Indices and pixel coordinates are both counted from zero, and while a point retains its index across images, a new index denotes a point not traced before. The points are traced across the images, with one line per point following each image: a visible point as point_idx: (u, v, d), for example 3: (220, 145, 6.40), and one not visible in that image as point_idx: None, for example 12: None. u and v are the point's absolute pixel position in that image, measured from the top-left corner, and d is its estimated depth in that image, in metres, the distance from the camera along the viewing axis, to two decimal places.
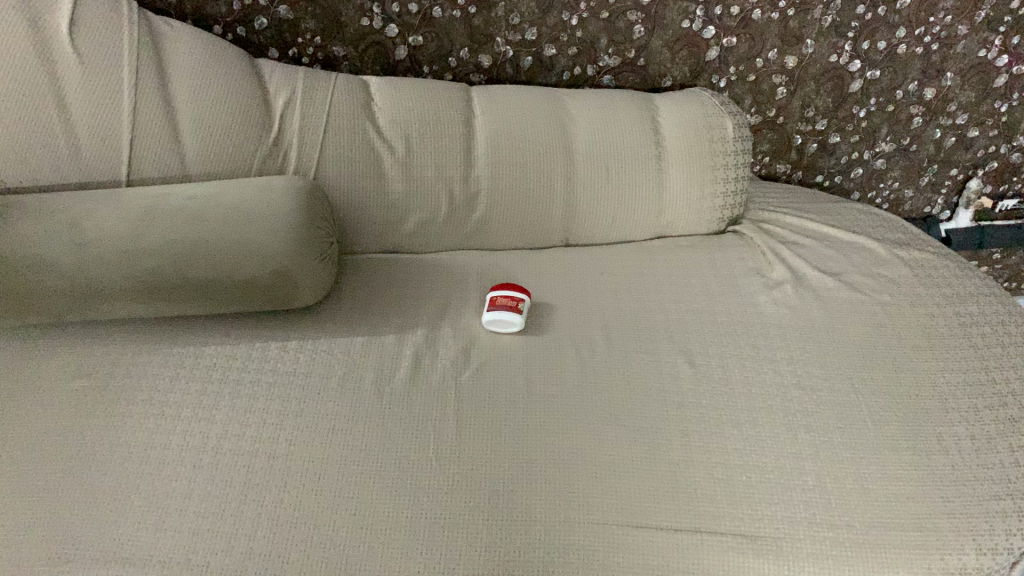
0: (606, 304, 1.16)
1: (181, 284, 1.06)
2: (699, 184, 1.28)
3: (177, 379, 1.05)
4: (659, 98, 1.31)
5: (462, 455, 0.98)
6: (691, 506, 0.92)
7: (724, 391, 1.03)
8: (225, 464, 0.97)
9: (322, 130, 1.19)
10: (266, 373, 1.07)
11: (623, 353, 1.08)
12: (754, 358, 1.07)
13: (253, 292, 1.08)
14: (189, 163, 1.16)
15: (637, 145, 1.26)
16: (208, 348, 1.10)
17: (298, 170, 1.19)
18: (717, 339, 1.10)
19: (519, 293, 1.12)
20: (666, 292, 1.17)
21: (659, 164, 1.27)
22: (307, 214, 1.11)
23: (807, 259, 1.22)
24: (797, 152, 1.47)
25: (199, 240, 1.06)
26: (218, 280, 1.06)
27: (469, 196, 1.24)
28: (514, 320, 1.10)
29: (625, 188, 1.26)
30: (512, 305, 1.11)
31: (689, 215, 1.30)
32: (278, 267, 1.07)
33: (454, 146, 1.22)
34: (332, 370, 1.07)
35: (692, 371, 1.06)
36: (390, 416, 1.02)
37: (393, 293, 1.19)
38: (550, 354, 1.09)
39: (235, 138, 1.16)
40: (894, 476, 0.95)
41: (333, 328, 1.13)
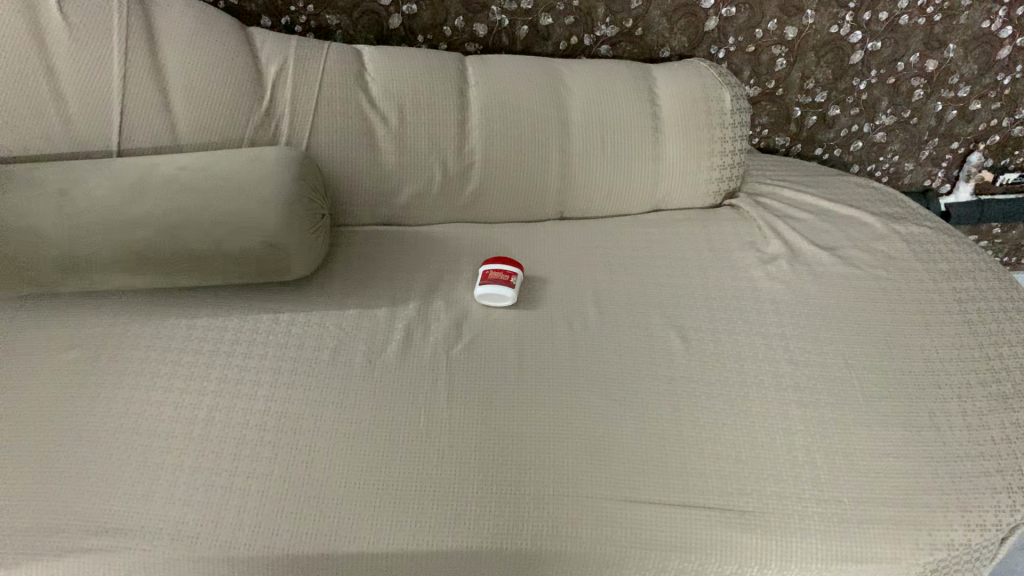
0: (600, 277, 1.15)
1: (173, 256, 1.05)
2: (696, 156, 1.27)
3: (168, 351, 1.05)
4: (656, 68, 1.30)
5: (452, 429, 0.98)
6: (680, 481, 0.93)
7: (716, 365, 1.03)
8: (215, 436, 0.97)
9: (314, 101, 1.18)
10: (257, 345, 1.07)
11: (616, 327, 1.08)
12: (748, 333, 1.07)
13: (244, 265, 1.07)
14: (180, 132, 1.15)
15: (633, 116, 1.24)
16: (200, 319, 1.09)
17: (291, 140, 1.18)
18: (711, 313, 1.09)
19: (511, 267, 1.12)
20: (659, 267, 1.16)
21: (655, 136, 1.25)
22: (298, 184, 1.10)
23: (804, 233, 1.21)
24: (796, 125, 1.45)
25: (190, 210, 1.05)
26: (209, 251, 1.05)
27: (463, 167, 1.23)
28: (507, 294, 1.09)
29: (621, 160, 1.25)
30: (505, 280, 1.10)
31: (685, 188, 1.29)
32: (268, 239, 1.06)
33: (448, 117, 1.21)
34: (324, 342, 1.07)
35: (684, 345, 1.05)
36: (382, 389, 1.02)
37: (386, 266, 1.18)
38: (541, 328, 1.08)
39: (226, 107, 1.15)
40: (883, 452, 0.95)
41: (324, 300, 1.13)
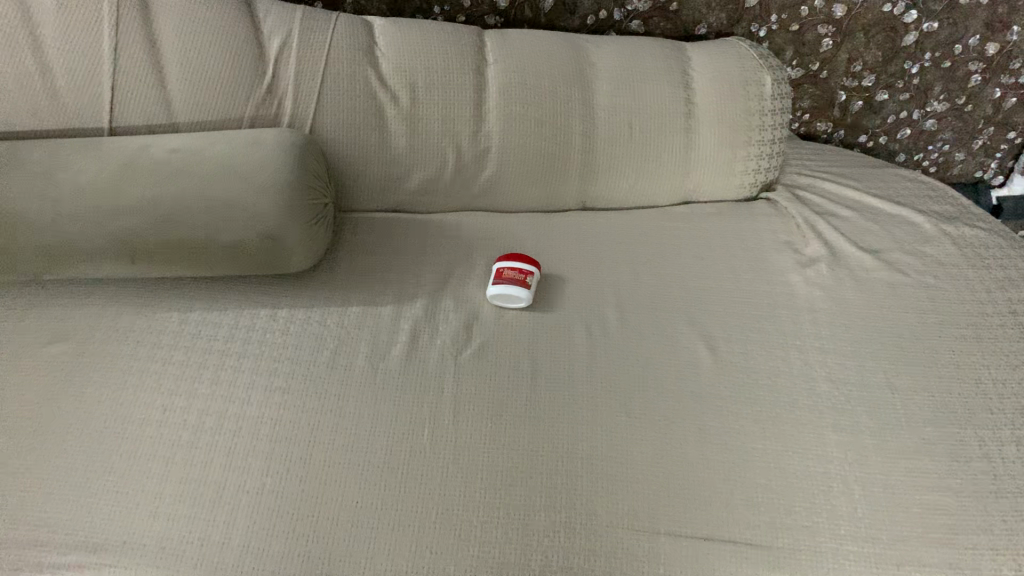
0: (623, 277, 1.06)
1: (164, 246, 0.98)
2: (731, 145, 1.17)
3: (158, 347, 0.98)
4: (691, 47, 1.20)
5: (457, 444, 0.90)
6: (704, 511, 0.85)
7: (747, 381, 0.95)
8: (205, 444, 0.90)
9: (320, 77, 1.09)
10: (252, 344, 0.99)
11: (639, 334, 0.99)
12: (783, 345, 0.98)
13: (240, 257, 1.00)
14: (176, 110, 1.07)
15: (665, 101, 1.14)
16: (194, 314, 1.02)
17: (294, 120, 1.10)
18: (744, 321, 1.00)
19: (527, 266, 1.03)
20: (688, 267, 1.07)
21: (688, 123, 1.15)
22: (299, 169, 1.01)
23: (846, 233, 1.11)
24: (839, 110, 1.35)
25: (183, 197, 0.98)
26: (201, 242, 0.98)
27: (478, 152, 1.14)
28: (521, 295, 1.01)
29: (649, 147, 1.15)
30: (520, 280, 1.02)
31: (719, 179, 1.19)
32: (266, 230, 0.98)
33: (464, 98, 1.12)
34: (323, 343, 0.99)
35: (713, 357, 0.97)
36: (383, 397, 0.94)
37: (394, 257, 1.10)
38: (558, 333, 1.00)
39: (225, 84, 1.07)
40: (927, 486, 0.87)
41: (326, 295, 1.05)
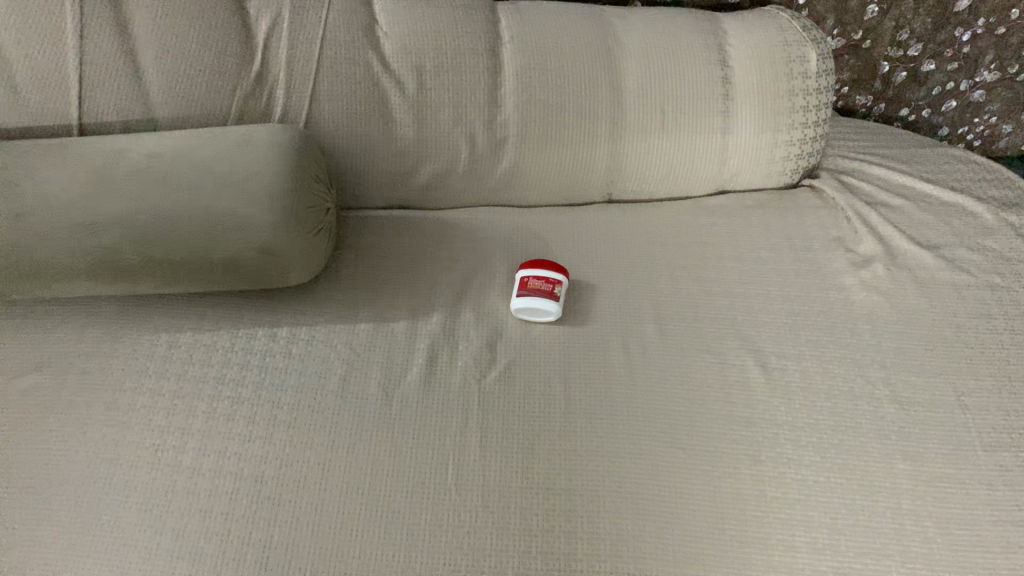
0: (660, 284, 0.96)
1: (147, 263, 0.87)
2: (773, 130, 1.06)
3: (146, 377, 0.88)
4: (727, 19, 1.08)
5: (486, 484, 0.81)
6: (766, 555, 0.76)
7: (805, 403, 0.85)
8: (203, 490, 0.80)
9: (316, 64, 0.97)
10: (251, 370, 0.89)
11: (682, 352, 0.90)
12: (841, 361, 0.88)
13: (233, 273, 0.89)
14: (153, 104, 0.94)
15: (700, 81, 1.03)
16: (184, 336, 0.91)
17: (287, 112, 0.97)
18: (796, 332, 0.91)
19: (555, 274, 0.93)
20: (731, 271, 0.97)
21: (725, 106, 1.04)
22: (297, 171, 0.90)
23: (901, 227, 1.01)
24: (881, 82, 1.23)
25: (166, 208, 0.86)
26: (190, 258, 0.87)
27: (494, 143, 1.03)
28: (548, 308, 0.91)
29: (683, 134, 1.04)
30: (546, 291, 0.92)
31: (758, 166, 1.08)
32: (262, 244, 0.87)
33: (477, 83, 1.00)
34: (331, 367, 0.89)
35: (766, 376, 0.87)
36: (401, 431, 0.84)
37: (404, 264, 1.00)
38: (593, 352, 0.90)
39: (209, 73, 0.94)
40: (1009, 521, 0.78)
41: (332, 311, 0.94)
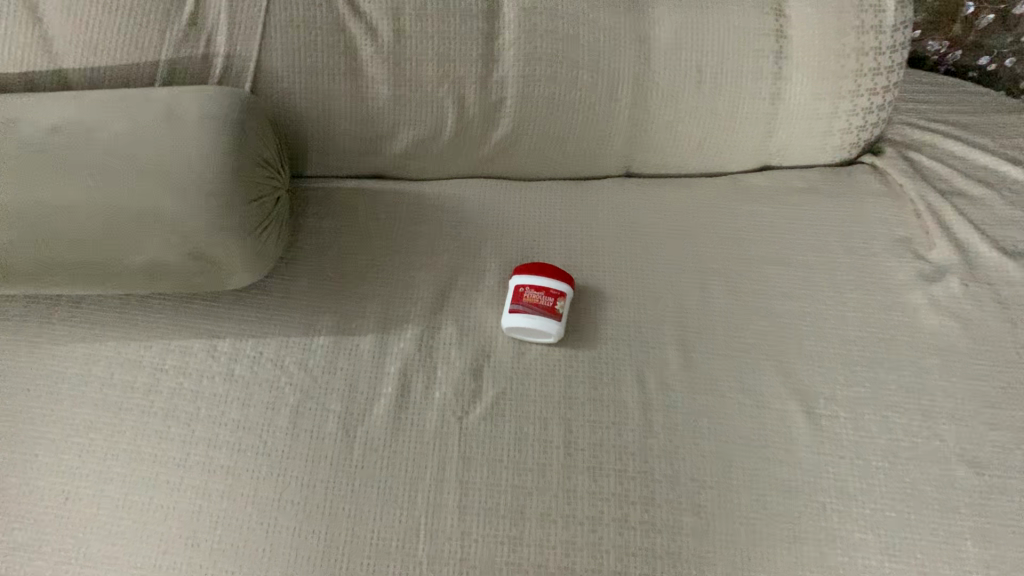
0: (685, 296, 0.79)
1: (42, 269, 0.69)
2: (835, 97, 0.85)
3: (58, 402, 0.73)
4: None
5: (462, 558, 0.66)
6: None
7: (856, 463, 0.70)
8: (120, 551, 0.66)
9: (265, 5, 0.77)
10: (184, 397, 0.73)
11: (710, 389, 0.74)
12: (902, 409, 0.72)
13: (158, 280, 0.72)
14: (62, 55, 0.75)
15: (749, 35, 0.82)
16: (106, 348, 0.76)
17: (230, 66, 0.78)
18: (848, 369, 0.74)
19: (558, 285, 0.76)
20: (773, 281, 0.80)
21: (777, 67, 0.83)
22: (237, 159, 0.71)
23: (982, 226, 0.82)
24: (961, 25, 1.02)
25: (70, 200, 0.68)
26: (103, 263, 0.69)
27: (488, 105, 0.83)
28: (548, 329, 0.75)
29: (723, 100, 0.84)
30: (547, 307, 0.75)
31: (812, 140, 0.88)
32: (193, 249, 0.70)
33: (468, 30, 0.79)
34: (281, 396, 0.73)
35: (810, 425, 0.72)
36: (362, 483, 0.69)
37: (375, 259, 0.82)
38: (602, 386, 0.74)
39: (128, 16, 0.75)
40: None
41: (285, 320, 0.78)
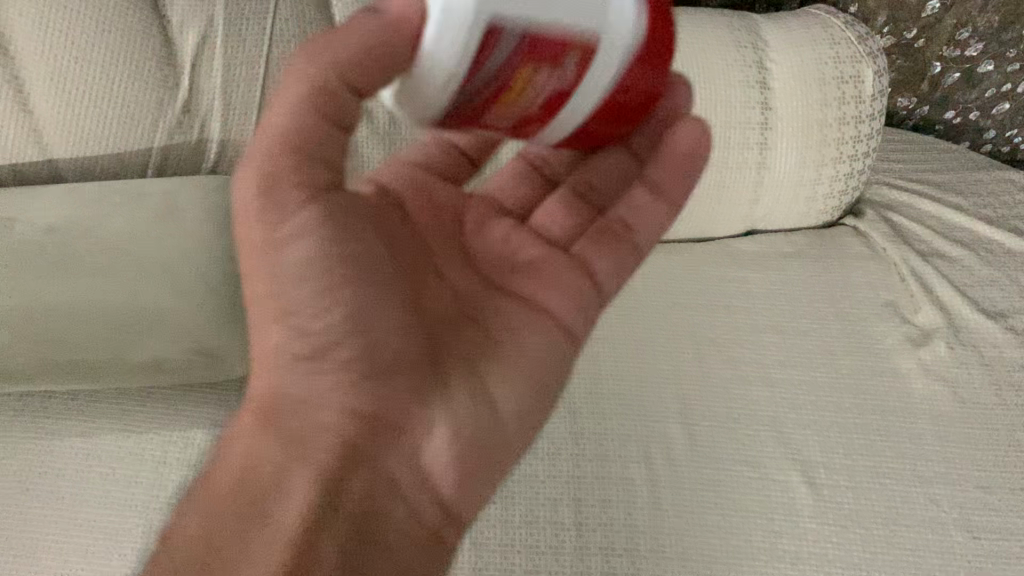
0: (684, 367, 0.80)
1: (43, 369, 0.65)
2: (816, 163, 0.87)
3: (59, 504, 0.69)
4: (765, 22, 0.88)
5: None
6: None
7: (857, 530, 0.71)
8: None
9: (260, 88, 0.74)
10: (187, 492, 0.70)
11: (715, 463, 0.74)
12: (902, 474, 0.74)
13: (162, 375, 0.68)
14: (53, 147, 0.72)
15: (737, 107, 0.83)
16: (104, 444, 0.72)
17: (224, 149, 0.75)
18: (846, 438, 0.76)
19: (469, 79, 0.36)
20: (768, 348, 0.82)
21: (763, 137, 0.85)
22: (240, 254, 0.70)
23: (963, 287, 0.87)
24: (929, 84, 1.06)
25: (67, 302, 0.64)
26: (111, 362, 0.66)
27: None
28: (519, 11, 0.35)
29: (713, 170, 0.84)
30: (511, 130, 0.42)
31: (793, 207, 0.90)
32: (197, 344, 0.68)
33: None
34: None
35: (814, 499, 0.72)
36: None
37: None
38: (613, 464, 0.74)
39: (124, 107, 0.72)
40: None
41: None
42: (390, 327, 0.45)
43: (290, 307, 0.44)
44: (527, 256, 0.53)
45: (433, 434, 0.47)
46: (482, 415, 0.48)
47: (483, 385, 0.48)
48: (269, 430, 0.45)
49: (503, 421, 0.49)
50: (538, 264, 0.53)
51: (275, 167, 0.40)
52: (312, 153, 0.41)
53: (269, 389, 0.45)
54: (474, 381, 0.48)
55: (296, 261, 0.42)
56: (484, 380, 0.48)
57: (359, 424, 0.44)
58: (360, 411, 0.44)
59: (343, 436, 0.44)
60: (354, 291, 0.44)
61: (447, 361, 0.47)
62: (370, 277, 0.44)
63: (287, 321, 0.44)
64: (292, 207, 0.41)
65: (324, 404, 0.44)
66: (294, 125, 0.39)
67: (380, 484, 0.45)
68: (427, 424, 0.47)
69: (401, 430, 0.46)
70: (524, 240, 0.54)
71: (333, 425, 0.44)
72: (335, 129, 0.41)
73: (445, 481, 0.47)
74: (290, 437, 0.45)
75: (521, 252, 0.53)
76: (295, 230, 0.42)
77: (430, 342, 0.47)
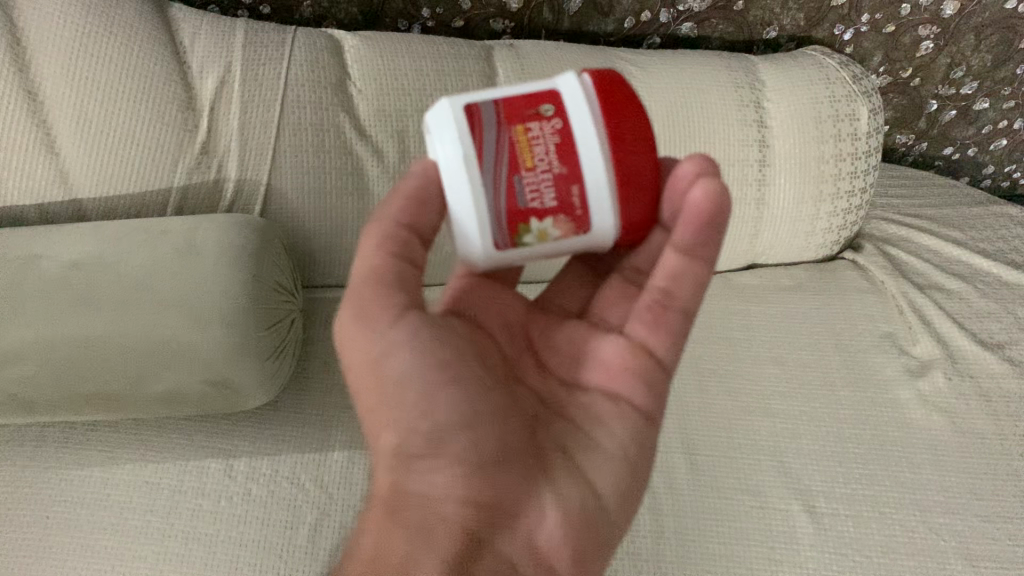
0: (686, 399, 0.82)
1: (68, 398, 0.69)
2: (814, 198, 0.90)
3: (78, 531, 0.71)
4: (761, 62, 0.91)
5: None
6: None
7: (855, 556, 0.72)
8: None
9: (274, 130, 0.78)
10: (201, 518, 0.72)
11: (716, 492, 0.75)
12: (901, 501, 0.75)
13: (178, 405, 0.72)
14: (77, 187, 0.75)
15: (735, 145, 0.86)
16: (122, 473, 0.75)
17: (241, 189, 0.79)
18: (845, 466, 0.77)
19: (472, 148, 0.43)
20: (768, 380, 0.83)
21: (761, 174, 0.87)
22: (256, 287, 0.72)
23: (960, 319, 0.88)
24: (926, 121, 1.08)
25: (89, 335, 0.67)
26: (129, 393, 0.69)
27: None
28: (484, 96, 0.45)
29: None
30: (563, 209, 0.44)
31: (792, 241, 0.93)
32: (212, 376, 0.70)
33: None
34: (299, 516, 0.73)
35: (813, 526, 0.74)
36: None
37: None
38: None
39: (147, 150, 0.75)
40: None
41: (298, 437, 0.79)
42: (490, 422, 0.48)
43: (399, 409, 0.47)
44: (589, 353, 0.54)
45: (545, 517, 0.48)
46: (589, 500, 0.49)
47: (584, 471, 0.50)
48: (388, 524, 0.46)
49: (608, 505, 0.50)
50: (600, 359, 0.53)
51: (375, 289, 0.46)
52: (397, 271, 0.46)
53: (387, 488, 0.47)
54: (574, 466, 0.50)
55: (402, 369, 0.46)
56: (583, 467, 0.50)
57: (475, 513, 0.46)
58: (477, 499, 0.46)
59: (466, 524, 0.46)
60: (458, 389, 0.47)
61: (547, 453, 0.50)
62: (469, 378, 0.48)
63: (397, 421, 0.47)
64: (387, 320, 0.46)
65: (441, 499, 0.46)
66: (375, 255, 0.46)
67: (501, 571, 0.47)
68: (538, 505, 0.48)
69: (515, 517, 0.48)
70: (589, 335, 0.54)
71: (455, 515, 0.46)
72: (416, 265, 0.48)
73: (564, 565, 0.48)
74: (408, 527, 0.46)
75: (585, 347, 0.54)
76: (396, 343, 0.46)
77: (530, 439, 0.50)
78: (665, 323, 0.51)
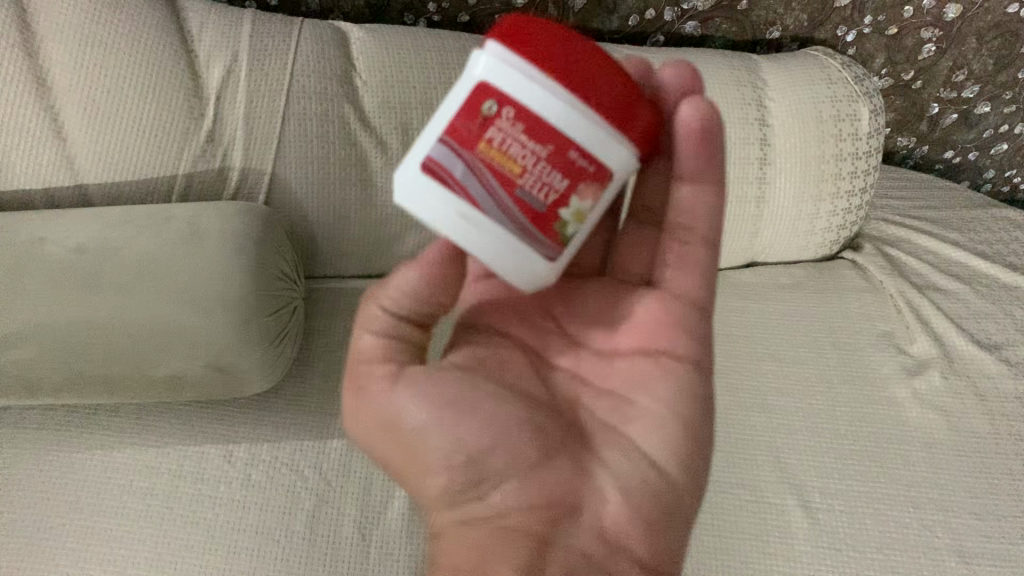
0: None
1: (69, 379, 0.69)
2: (814, 197, 0.90)
3: (77, 513, 0.72)
4: (764, 61, 0.91)
5: None
6: None
7: (848, 552, 0.72)
8: None
9: (280, 120, 0.79)
10: (201, 502, 0.73)
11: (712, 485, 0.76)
12: (895, 498, 0.76)
13: (180, 388, 0.72)
14: (83, 173, 0.75)
15: (736, 143, 0.87)
16: (122, 457, 0.75)
17: (245, 177, 0.79)
18: (841, 462, 0.78)
19: (461, 202, 0.45)
20: (766, 376, 0.84)
21: (762, 173, 0.88)
22: (258, 274, 0.73)
23: (957, 320, 0.89)
24: (927, 124, 1.09)
25: (91, 318, 0.68)
26: (131, 375, 0.70)
27: None
28: (426, 144, 0.46)
29: None
30: (575, 179, 0.45)
31: (792, 240, 0.93)
32: (213, 360, 0.71)
33: None
34: (297, 501, 0.74)
35: (807, 521, 0.74)
36: None
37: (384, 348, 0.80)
38: None
39: (152, 137, 0.76)
40: None
41: (298, 424, 0.79)
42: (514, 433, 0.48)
43: (428, 454, 0.47)
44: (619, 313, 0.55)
45: (606, 500, 0.49)
46: (650, 475, 0.49)
47: (631, 441, 0.50)
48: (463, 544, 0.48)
49: (672, 473, 0.50)
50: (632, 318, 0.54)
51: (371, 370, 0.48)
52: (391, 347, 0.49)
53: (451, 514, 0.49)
54: (623, 444, 0.50)
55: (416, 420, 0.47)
56: (631, 440, 0.50)
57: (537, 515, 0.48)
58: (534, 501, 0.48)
59: (530, 527, 0.47)
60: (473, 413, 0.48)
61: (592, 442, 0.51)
62: (480, 401, 0.48)
63: (433, 462, 0.48)
64: (383, 386, 0.48)
65: (500, 508, 0.48)
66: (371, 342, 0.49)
67: (576, 563, 0.47)
68: (596, 492, 0.49)
69: (576, 509, 0.49)
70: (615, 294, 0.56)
71: (516, 522, 0.48)
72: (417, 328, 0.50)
73: (637, 542, 0.48)
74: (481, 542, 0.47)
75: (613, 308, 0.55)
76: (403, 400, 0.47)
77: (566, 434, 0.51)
78: (691, 258, 0.54)
